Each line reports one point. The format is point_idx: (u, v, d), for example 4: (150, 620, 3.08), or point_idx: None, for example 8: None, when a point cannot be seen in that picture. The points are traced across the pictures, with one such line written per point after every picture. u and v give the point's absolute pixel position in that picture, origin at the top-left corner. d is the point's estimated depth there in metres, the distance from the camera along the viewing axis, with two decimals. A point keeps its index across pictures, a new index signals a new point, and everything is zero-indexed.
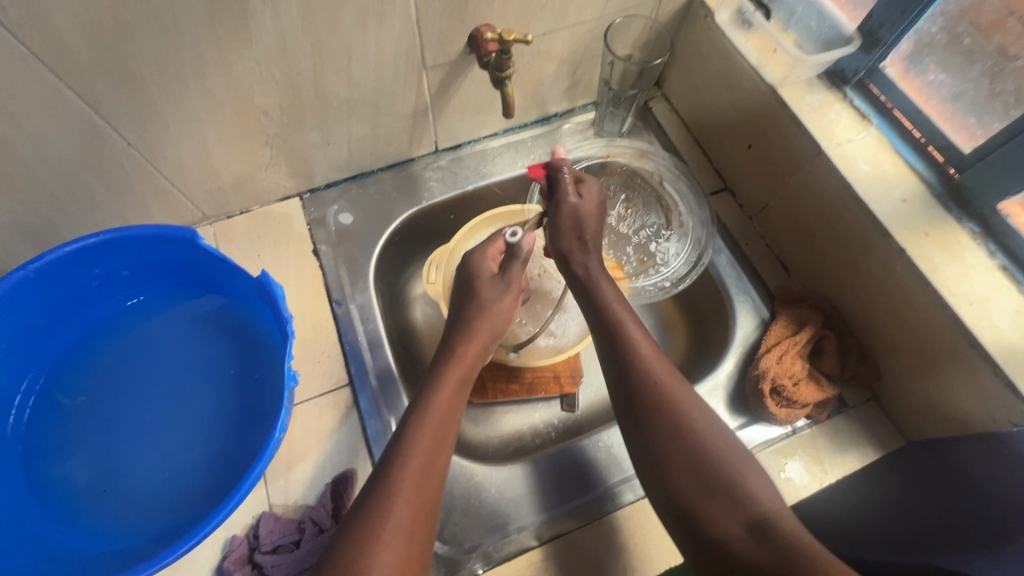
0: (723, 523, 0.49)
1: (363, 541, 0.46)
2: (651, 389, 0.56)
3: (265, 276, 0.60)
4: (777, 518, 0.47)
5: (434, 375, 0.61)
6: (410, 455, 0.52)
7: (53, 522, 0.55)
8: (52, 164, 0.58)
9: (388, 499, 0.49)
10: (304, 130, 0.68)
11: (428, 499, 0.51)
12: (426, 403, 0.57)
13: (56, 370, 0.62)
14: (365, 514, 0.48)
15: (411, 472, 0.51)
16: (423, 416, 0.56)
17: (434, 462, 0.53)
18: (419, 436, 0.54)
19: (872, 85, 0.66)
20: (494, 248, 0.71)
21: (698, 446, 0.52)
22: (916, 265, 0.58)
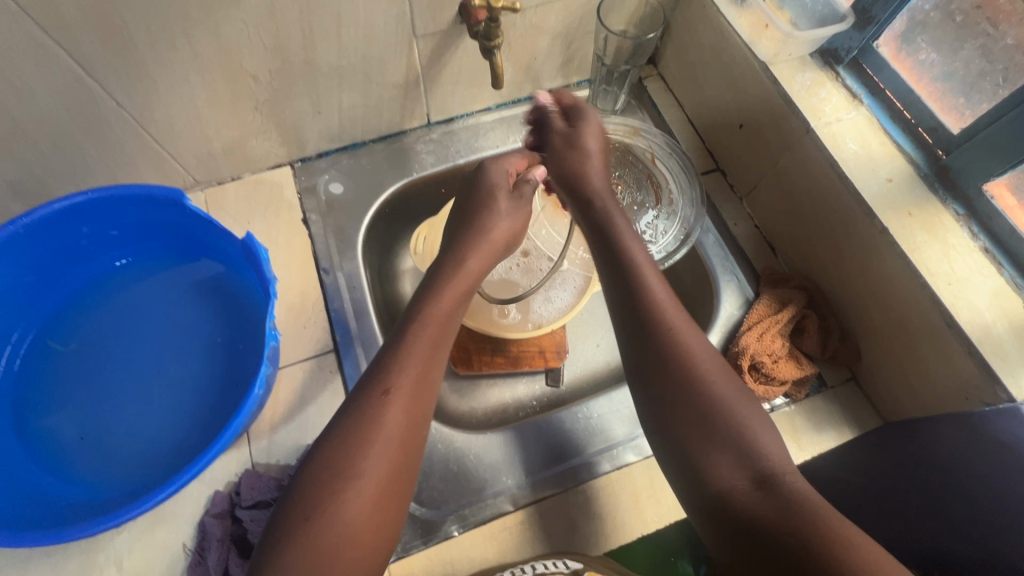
0: (731, 476, 0.49)
1: (351, 452, 0.47)
2: (665, 333, 0.56)
3: (250, 238, 0.61)
4: (787, 475, 0.49)
5: (435, 286, 0.60)
6: (402, 364, 0.52)
7: (39, 471, 0.57)
8: (42, 121, 0.58)
9: (382, 399, 0.49)
10: (294, 97, 0.69)
11: (421, 402, 0.52)
12: (423, 313, 0.57)
13: (46, 326, 0.64)
14: (352, 424, 0.48)
15: (405, 381, 0.51)
16: (418, 329, 0.55)
17: (426, 373, 0.53)
18: (412, 348, 0.53)
19: (865, 64, 0.66)
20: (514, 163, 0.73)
21: (702, 393, 0.53)
22: (898, 245, 0.59)
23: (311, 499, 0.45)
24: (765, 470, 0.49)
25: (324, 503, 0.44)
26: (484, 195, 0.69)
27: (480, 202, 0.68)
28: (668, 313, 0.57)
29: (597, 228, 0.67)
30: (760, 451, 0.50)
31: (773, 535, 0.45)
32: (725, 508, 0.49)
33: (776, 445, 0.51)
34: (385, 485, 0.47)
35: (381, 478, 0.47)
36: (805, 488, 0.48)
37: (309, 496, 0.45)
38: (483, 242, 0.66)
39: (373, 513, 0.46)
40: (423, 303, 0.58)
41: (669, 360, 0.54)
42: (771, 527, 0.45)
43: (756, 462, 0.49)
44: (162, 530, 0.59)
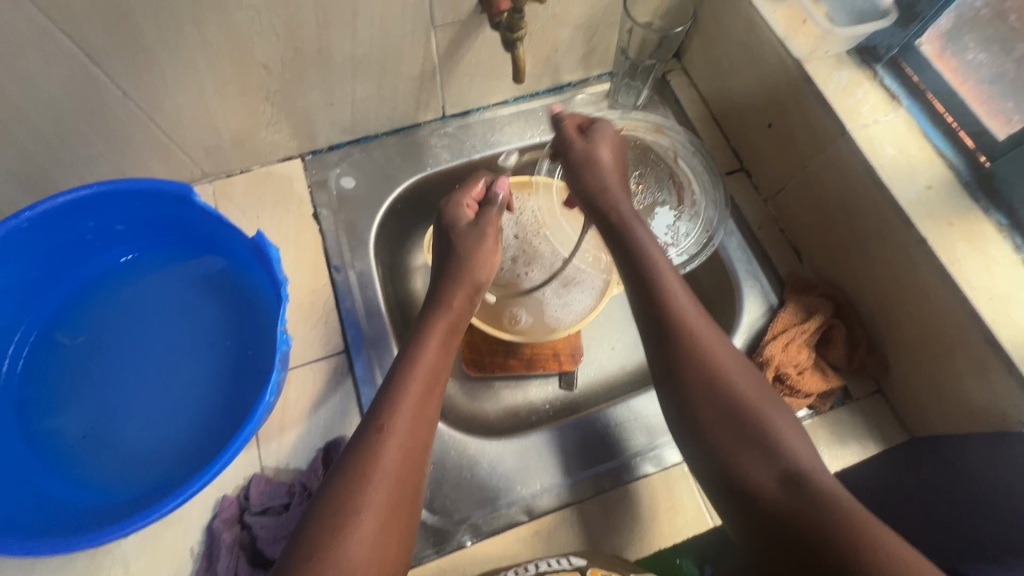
0: (757, 473, 0.49)
1: (352, 493, 0.46)
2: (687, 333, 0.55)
3: (261, 237, 0.59)
4: (812, 473, 0.48)
5: (424, 322, 0.60)
6: (398, 400, 0.52)
7: (45, 473, 0.56)
8: (45, 110, 0.56)
9: (378, 437, 0.49)
10: (306, 88, 0.66)
11: (419, 438, 0.51)
12: (415, 348, 0.56)
13: (50, 323, 0.62)
14: (354, 465, 0.48)
15: (400, 418, 0.51)
16: (411, 365, 0.54)
17: (425, 409, 0.53)
18: (409, 384, 0.53)
19: (905, 63, 0.63)
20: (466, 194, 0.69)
21: (726, 393, 0.52)
22: (936, 256, 0.56)
23: (315, 542, 0.44)
24: (791, 467, 0.48)
25: (329, 544, 0.44)
26: (452, 230, 0.66)
27: (453, 235, 0.65)
28: (687, 311, 0.56)
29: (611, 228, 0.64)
30: (786, 448, 0.49)
31: (797, 530, 0.44)
32: (749, 504, 0.48)
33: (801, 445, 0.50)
34: (390, 523, 0.47)
35: (385, 517, 0.46)
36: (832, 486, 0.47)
37: (315, 539, 0.44)
38: (468, 275, 0.63)
39: (379, 552, 0.45)
40: (418, 337, 0.57)
41: (691, 361, 0.54)
42: (793, 523, 0.45)
43: (782, 459, 0.49)
44: (169, 534, 0.58)
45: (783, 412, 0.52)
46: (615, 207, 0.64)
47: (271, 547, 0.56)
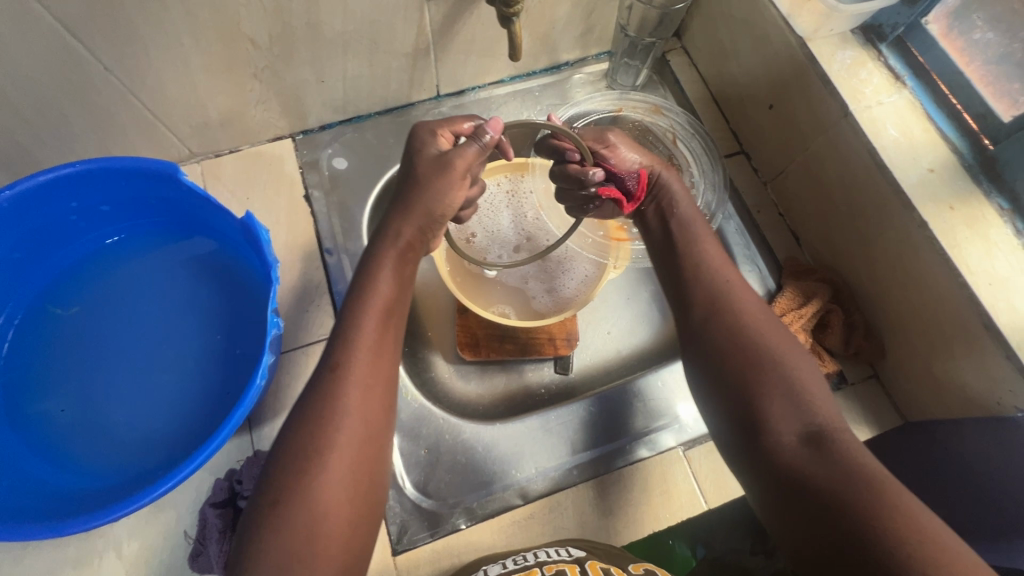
0: (782, 425, 0.46)
1: (313, 442, 0.44)
2: (726, 299, 0.54)
3: (250, 217, 0.57)
4: (836, 430, 0.45)
5: (373, 257, 0.54)
6: (355, 345, 0.48)
7: (34, 459, 0.55)
8: (25, 86, 0.54)
9: (337, 381, 0.46)
10: (296, 64, 0.64)
11: (380, 374, 0.49)
12: (368, 288, 0.51)
13: (34, 306, 0.61)
14: (311, 418, 0.45)
15: (357, 356, 0.48)
16: (362, 307, 0.50)
17: (379, 348, 0.49)
18: (364, 327, 0.49)
19: (910, 43, 0.61)
20: (455, 126, 0.59)
21: (753, 350, 0.50)
22: (937, 241, 0.55)
23: (278, 495, 0.42)
24: (814, 425, 0.45)
25: (293, 499, 0.42)
26: (416, 159, 0.56)
27: (416, 163, 0.55)
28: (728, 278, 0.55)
29: (664, 208, 0.61)
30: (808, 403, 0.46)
31: (817, 489, 0.41)
32: (774, 464, 0.45)
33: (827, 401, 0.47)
34: (356, 468, 0.44)
35: (354, 464, 0.44)
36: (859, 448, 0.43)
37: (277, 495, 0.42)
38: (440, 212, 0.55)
39: (348, 498, 0.44)
40: (369, 276, 0.52)
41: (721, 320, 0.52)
42: (822, 485, 0.41)
43: (809, 413, 0.46)
44: (162, 519, 0.57)
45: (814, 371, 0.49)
46: (665, 189, 0.62)
47: None
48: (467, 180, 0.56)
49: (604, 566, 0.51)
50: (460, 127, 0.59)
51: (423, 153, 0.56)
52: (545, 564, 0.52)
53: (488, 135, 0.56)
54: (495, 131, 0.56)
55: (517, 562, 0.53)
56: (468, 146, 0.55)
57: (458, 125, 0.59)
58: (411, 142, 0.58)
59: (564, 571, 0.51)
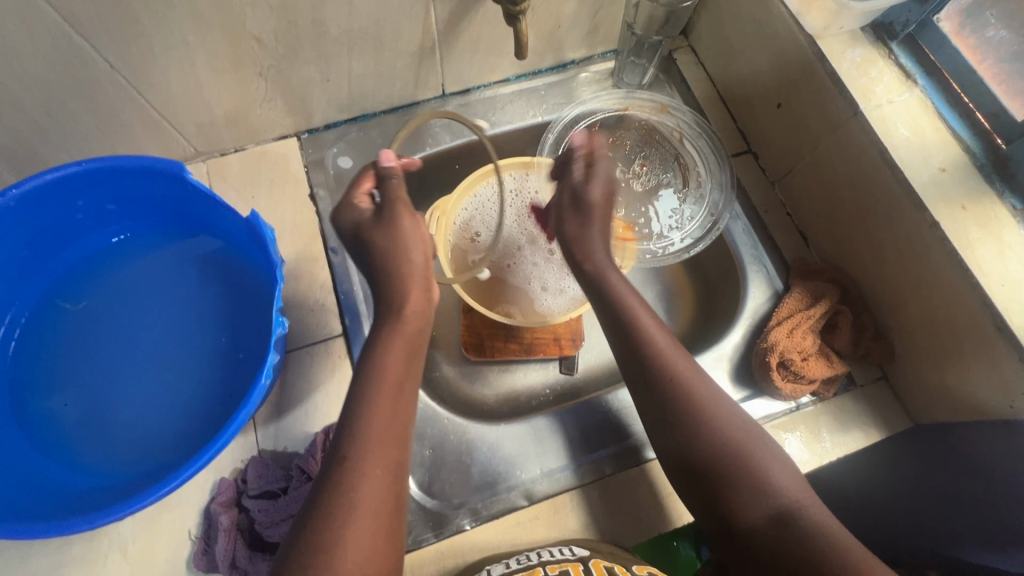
0: (747, 510, 0.49)
1: (324, 531, 0.43)
2: (674, 385, 0.54)
3: (255, 216, 0.57)
4: (801, 508, 0.48)
5: (378, 340, 0.54)
6: (365, 429, 0.48)
7: (40, 457, 0.55)
8: (32, 85, 0.54)
9: (347, 473, 0.46)
10: (301, 63, 0.64)
11: (389, 463, 0.48)
12: (375, 372, 0.51)
13: (42, 303, 0.61)
14: (326, 500, 0.45)
15: (368, 449, 0.47)
16: (372, 390, 0.50)
17: (390, 433, 0.49)
18: (378, 413, 0.49)
19: (921, 40, 0.60)
20: (359, 188, 0.59)
21: (715, 437, 0.52)
22: (949, 241, 0.54)
23: None
24: (781, 508, 0.48)
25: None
26: (358, 231, 0.57)
27: (360, 234, 0.56)
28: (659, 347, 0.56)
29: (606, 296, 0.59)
30: (771, 487, 0.49)
31: (771, 558, 0.47)
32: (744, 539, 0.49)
33: (789, 479, 0.50)
34: (373, 557, 0.44)
35: (371, 555, 0.44)
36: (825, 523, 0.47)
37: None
38: (407, 271, 0.55)
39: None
40: (369, 359, 0.52)
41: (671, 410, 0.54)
42: (783, 554, 0.46)
43: (771, 498, 0.49)
44: (166, 518, 0.57)
45: (774, 455, 0.52)
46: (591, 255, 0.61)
47: (268, 530, 0.56)
48: (415, 217, 0.58)
49: (607, 565, 0.51)
50: (363, 185, 0.59)
51: (362, 228, 0.57)
52: (549, 564, 0.52)
53: (394, 180, 0.58)
54: (394, 164, 0.58)
55: (521, 562, 0.53)
56: (392, 199, 0.57)
57: (363, 184, 0.59)
58: (340, 220, 0.59)
59: (568, 571, 0.50)
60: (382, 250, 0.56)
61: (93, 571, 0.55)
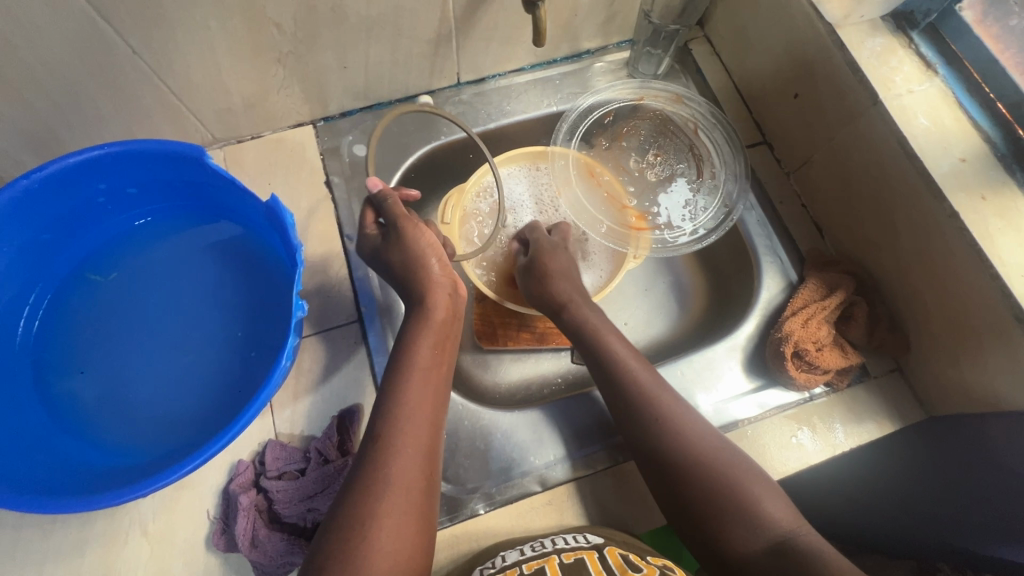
0: (745, 543, 0.49)
1: (359, 503, 0.47)
2: (664, 426, 0.56)
3: (274, 201, 0.58)
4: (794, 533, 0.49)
5: (408, 334, 0.56)
6: (402, 412, 0.51)
7: (61, 435, 0.56)
8: (57, 70, 0.54)
9: (384, 452, 0.49)
10: (319, 49, 0.64)
11: (423, 442, 0.51)
12: (403, 362, 0.54)
13: (64, 286, 0.62)
14: (365, 477, 0.48)
15: (404, 428, 0.50)
16: (404, 377, 0.53)
17: (422, 415, 0.52)
18: (411, 398, 0.52)
19: (942, 30, 0.60)
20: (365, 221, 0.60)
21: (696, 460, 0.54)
22: (968, 232, 0.54)
23: (325, 557, 0.45)
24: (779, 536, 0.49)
25: (342, 556, 0.44)
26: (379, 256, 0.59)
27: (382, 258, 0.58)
28: (647, 382, 0.58)
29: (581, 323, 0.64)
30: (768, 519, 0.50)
31: None
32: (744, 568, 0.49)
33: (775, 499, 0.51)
34: (407, 526, 0.47)
35: (403, 523, 0.47)
36: (821, 545, 0.47)
37: (331, 554, 0.44)
38: (427, 274, 0.56)
39: (400, 561, 0.46)
40: (403, 348, 0.55)
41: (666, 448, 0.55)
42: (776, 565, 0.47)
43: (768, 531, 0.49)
44: (184, 497, 0.58)
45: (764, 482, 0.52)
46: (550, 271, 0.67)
47: (285, 510, 0.56)
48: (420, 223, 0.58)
49: (622, 555, 0.52)
50: (368, 218, 0.60)
51: (380, 251, 0.58)
52: (564, 552, 0.52)
53: (391, 200, 0.59)
54: (379, 186, 0.59)
55: (536, 549, 0.53)
56: (393, 219, 0.57)
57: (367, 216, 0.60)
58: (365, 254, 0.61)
59: (585, 560, 0.51)
60: (400, 264, 0.57)
61: (114, 547, 0.57)
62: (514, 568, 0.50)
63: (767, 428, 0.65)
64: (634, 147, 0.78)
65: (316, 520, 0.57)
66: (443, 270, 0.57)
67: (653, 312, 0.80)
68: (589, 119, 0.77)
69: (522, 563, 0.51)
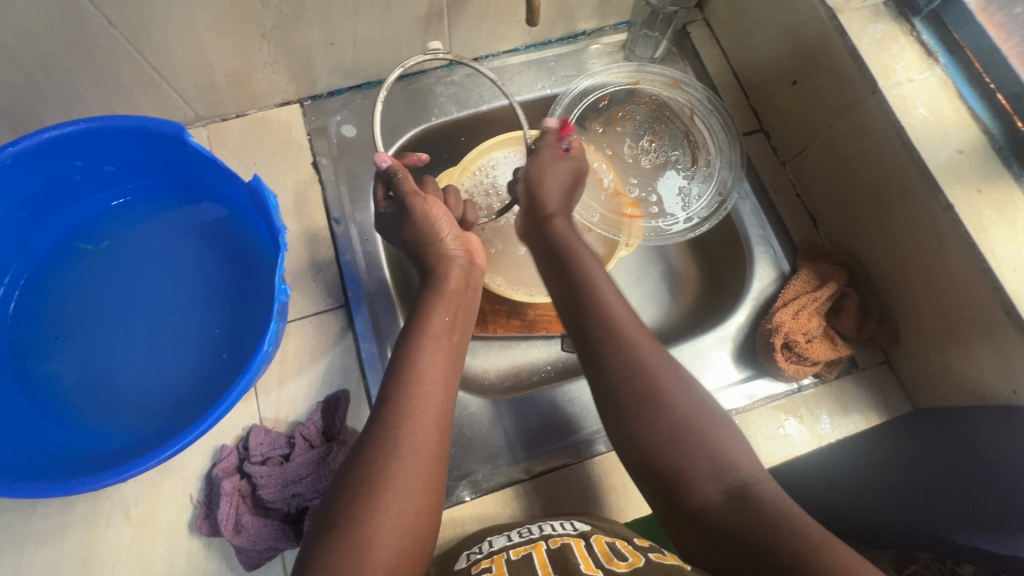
0: (703, 485, 0.47)
1: (370, 466, 0.46)
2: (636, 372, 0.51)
3: (257, 181, 0.56)
4: (754, 483, 0.47)
5: (425, 301, 0.56)
6: (413, 376, 0.51)
7: (42, 419, 0.55)
8: (29, 42, 0.52)
9: (396, 414, 0.48)
10: (305, 24, 0.61)
11: (434, 408, 0.50)
12: (417, 329, 0.54)
13: (41, 266, 0.61)
14: (376, 438, 0.47)
15: (415, 393, 0.50)
16: (417, 342, 0.53)
17: (435, 379, 0.51)
18: (423, 362, 0.52)
19: (945, 17, 0.58)
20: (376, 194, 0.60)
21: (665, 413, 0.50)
22: (963, 225, 0.53)
23: (334, 516, 0.44)
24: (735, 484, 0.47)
25: (352, 519, 0.43)
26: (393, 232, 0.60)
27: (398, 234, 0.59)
28: (632, 336, 0.53)
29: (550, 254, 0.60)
30: (723, 461, 0.48)
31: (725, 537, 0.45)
32: (697, 518, 0.47)
33: (742, 451, 0.49)
34: (418, 488, 0.46)
35: (414, 483, 0.46)
36: (775, 495, 0.46)
37: (340, 511, 0.44)
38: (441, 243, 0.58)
39: (409, 522, 0.45)
40: (418, 318, 0.55)
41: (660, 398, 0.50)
42: None
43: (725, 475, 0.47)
44: (168, 482, 0.58)
45: (728, 429, 0.50)
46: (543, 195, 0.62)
47: (269, 496, 0.56)
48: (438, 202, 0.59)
49: (609, 541, 0.52)
50: (377, 190, 0.60)
51: (397, 226, 0.59)
52: (551, 538, 0.52)
53: (400, 175, 0.57)
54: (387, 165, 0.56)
55: (523, 535, 0.53)
56: (405, 198, 0.57)
57: (376, 190, 0.60)
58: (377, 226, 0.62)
59: (570, 545, 0.51)
60: (415, 242, 0.59)
61: (95, 531, 0.56)
62: (500, 554, 0.50)
63: (754, 419, 0.65)
64: (629, 133, 0.77)
65: (301, 505, 0.57)
66: (456, 240, 0.59)
67: (645, 301, 0.79)
68: (584, 103, 0.75)
69: (509, 549, 0.51)
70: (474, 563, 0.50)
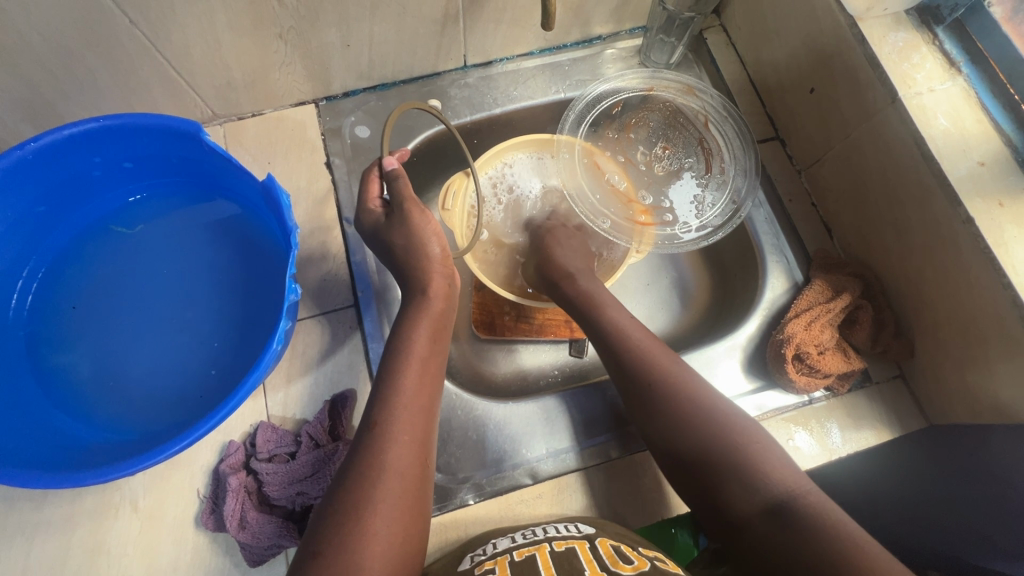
0: (740, 502, 0.49)
1: (356, 491, 0.46)
2: (670, 416, 0.54)
3: (270, 179, 0.56)
4: (796, 495, 0.47)
5: (405, 321, 0.56)
6: (398, 400, 0.51)
7: (54, 410, 0.56)
8: (53, 41, 0.53)
9: (382, 438, 0.49)
10: (322, 27, 0.62)
11: (417, 430, 0.51)
12: (398, 350, 0.54)
13: (58, 260, 0.62)
14: (359, 467, 0.47)
15: (399, 418, 0.50)
16: (400, 365, 0.53)
17: (419, 401, 0.52)
18: (406, 385, 0.52)
19: (968, 26, 0.57)
20: (370, 194, 0.60)
21: (698, 434, 0.53)
22: (983, 239, 0.52)
23: (320, 541, 0.44)
24: (776, 497, 0.48)
25: (339, 542, 0.44)
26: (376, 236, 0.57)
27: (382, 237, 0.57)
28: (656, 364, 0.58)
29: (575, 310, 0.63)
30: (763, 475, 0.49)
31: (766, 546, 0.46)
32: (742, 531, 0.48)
33: (782, 466, 0.50)
34: (404, 512, 0.47)
35: (400, 507, 0.47)
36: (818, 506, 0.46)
37: (328, 535, 0.44)
38: (426, 263, 0.56)
39: (395, 543, 0.45)
40: (396, 339, 0.55)
41: (691, 433, 0.53)
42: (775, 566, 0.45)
43: (763, 493, 0.48)
44: (176, 475, 0.58)
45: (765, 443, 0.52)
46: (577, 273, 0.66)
47: (275, 493, 0.56)
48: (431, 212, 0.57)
49: (614, 544, 0.51)
50: (373, 190, 0.60)
51: (380, 228, 0.57)
52: (556, 541, 0.52)
53: (401, 180, 0.58)
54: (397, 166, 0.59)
55: (527, 537, 0.53)
56: (400, 199, 0.56)
57: (372, 188, 0.60)
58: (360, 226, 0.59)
59: (575, 548, 0.50)
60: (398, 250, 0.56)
61: (103, 521, 0.57)
62: (504, 555, 0.50)
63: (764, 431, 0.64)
64: (641, 139, 0.76)
65: (305, 503, 0.57)
66: (444, 257, 0.57)
67: (655, 307, 0.79)
68: (598, 109, 0.75)
69: (513, 550, 0.51)
70: (478, 565, 0.50)
